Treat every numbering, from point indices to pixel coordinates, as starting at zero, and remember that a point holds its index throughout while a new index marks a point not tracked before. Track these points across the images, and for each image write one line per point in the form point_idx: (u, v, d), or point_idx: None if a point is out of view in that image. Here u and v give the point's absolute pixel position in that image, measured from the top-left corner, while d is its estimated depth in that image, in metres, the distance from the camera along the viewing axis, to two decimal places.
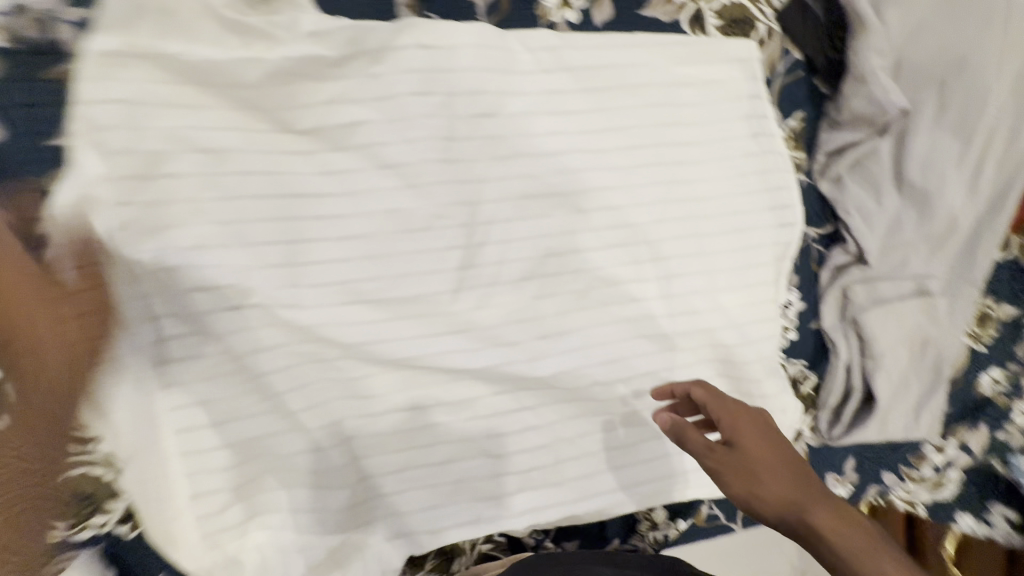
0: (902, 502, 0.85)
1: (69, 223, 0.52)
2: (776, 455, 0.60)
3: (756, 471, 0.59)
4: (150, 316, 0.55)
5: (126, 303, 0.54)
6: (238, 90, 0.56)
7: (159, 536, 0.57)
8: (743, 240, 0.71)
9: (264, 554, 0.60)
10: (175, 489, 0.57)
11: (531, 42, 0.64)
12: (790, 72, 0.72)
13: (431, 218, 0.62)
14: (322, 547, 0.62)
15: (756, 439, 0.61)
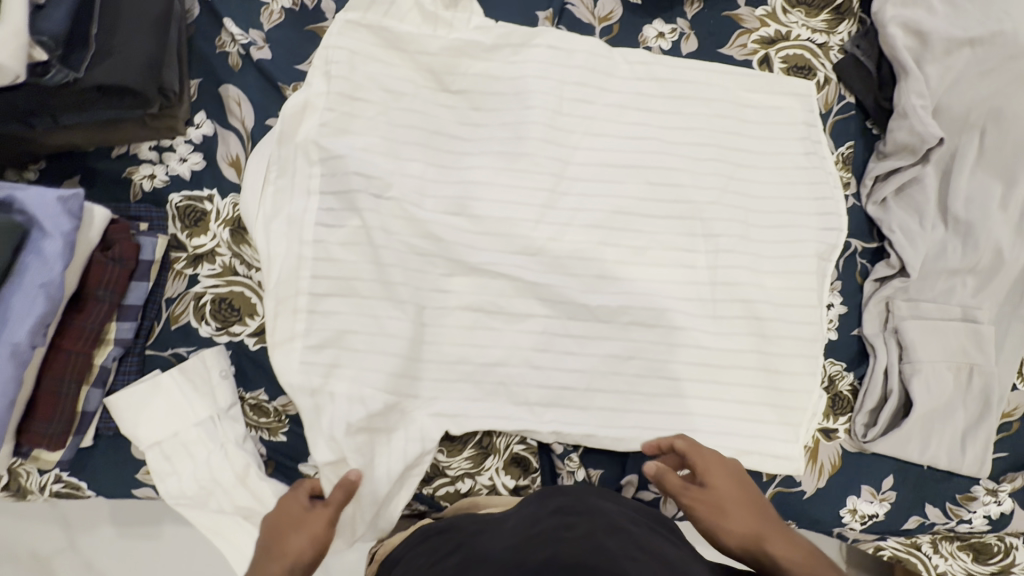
0: None
1: (291, 111, 0.75)
2: (743, 498, 0.68)
3: (726, 511, 0.67)
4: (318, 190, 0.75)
5: (313, 175, 0.75)
6: (422, 55, 0.80)
7: (277, 352, 0.72)
8: (788, 234, 0.82)
9: (340, 397, 0.72)
10: (295, 320, 0.73)
11: (631, 57, 0.84)
12: (843, 111, 0.87)
13: (531, 165, 0.80)
14: (381, 405, 0.72)
15: (724, 483, 0.68)
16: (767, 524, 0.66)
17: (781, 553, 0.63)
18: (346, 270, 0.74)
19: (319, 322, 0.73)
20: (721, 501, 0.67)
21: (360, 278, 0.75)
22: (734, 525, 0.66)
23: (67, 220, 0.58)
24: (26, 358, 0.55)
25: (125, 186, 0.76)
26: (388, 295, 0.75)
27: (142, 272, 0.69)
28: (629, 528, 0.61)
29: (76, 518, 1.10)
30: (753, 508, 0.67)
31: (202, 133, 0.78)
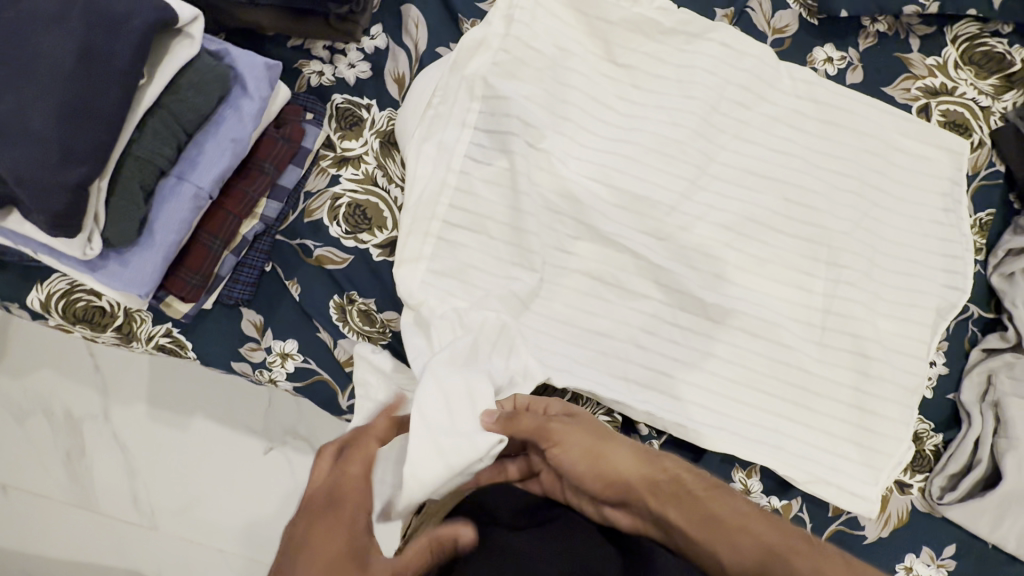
0: None
1: (471, 45, 0.78)
2: (620, 446, 0.62)
3: (600, 466, 0.60)
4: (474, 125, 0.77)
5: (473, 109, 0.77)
6: (600, 22, 0.81)
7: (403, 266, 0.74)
8: (911, 283, 0.81)
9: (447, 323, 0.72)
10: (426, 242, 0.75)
11: (796, 74, 0.85)
12: (989, 178, 0.87)
13: (678, 152, 0.81)
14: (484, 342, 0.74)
15: (584, 436, 0.61)
16: (656, 475, 0.60)
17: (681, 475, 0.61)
18: (484, 207, 0.76)
19: (447, 249, 0.76)
20: (592, 458, 0.60)
21: (493, 217, 0.77)
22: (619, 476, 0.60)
23: (267, 87, 0.61)
24: (203, 203, 0.60)
25: (294, 76, 0.78)
26: (517, 239, 0.76)
27: (299, 158, 0.74)
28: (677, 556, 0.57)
29: (116, 378, 1.07)
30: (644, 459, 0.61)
31: (375, 45, 0.79)
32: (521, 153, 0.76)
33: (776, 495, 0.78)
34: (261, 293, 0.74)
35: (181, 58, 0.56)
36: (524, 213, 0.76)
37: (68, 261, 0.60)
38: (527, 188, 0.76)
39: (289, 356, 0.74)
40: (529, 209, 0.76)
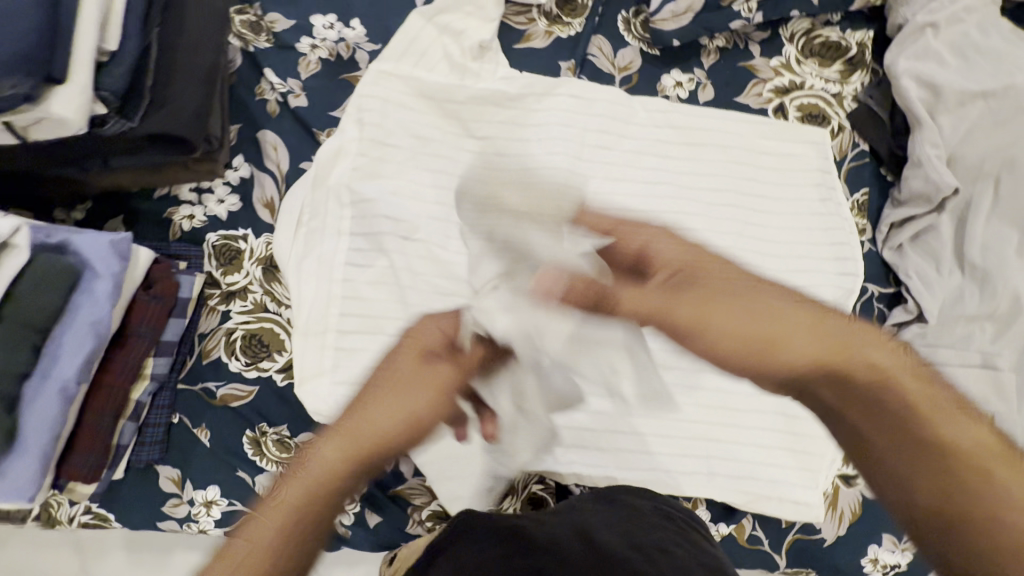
0: None
1: (327, 157, 0.80)
2: (810, 331, 0.53)
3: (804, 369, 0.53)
4: (343, 231, 0.79)
5: (339, 213, 0.79)
6: (450, 105, 0.84)
7: (305, 383, 0.74)
8: (804, 278, 0.83)
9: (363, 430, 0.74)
10: (323, 354, 0.76)
11: (650, 106, 0.88)
12: (858, 158, 0.89)
13: (552, 208, 0.82)
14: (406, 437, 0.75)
15: (738, 307, 0.55)
16: (792, 325, 0.53)
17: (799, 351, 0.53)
18: (375, 307, 0.78)
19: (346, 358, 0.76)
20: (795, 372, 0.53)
21: (386, 315, 0.78)
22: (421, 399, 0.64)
23: (116, 261, 0.61)
24: (73, 395, 0.58)
25: (165, 225, 0.79)
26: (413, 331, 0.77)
27: (179, 309, 0.72)
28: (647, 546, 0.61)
29: None
30: (833, 356, 0.52)
31: (239, 175, 0.82)
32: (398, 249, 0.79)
33: (723, 521, 0.78)
34: (173, 446, 0.74)
35: (12, 265, 0.55)
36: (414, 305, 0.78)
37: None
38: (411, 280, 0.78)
39: (214, 503, 0.73)
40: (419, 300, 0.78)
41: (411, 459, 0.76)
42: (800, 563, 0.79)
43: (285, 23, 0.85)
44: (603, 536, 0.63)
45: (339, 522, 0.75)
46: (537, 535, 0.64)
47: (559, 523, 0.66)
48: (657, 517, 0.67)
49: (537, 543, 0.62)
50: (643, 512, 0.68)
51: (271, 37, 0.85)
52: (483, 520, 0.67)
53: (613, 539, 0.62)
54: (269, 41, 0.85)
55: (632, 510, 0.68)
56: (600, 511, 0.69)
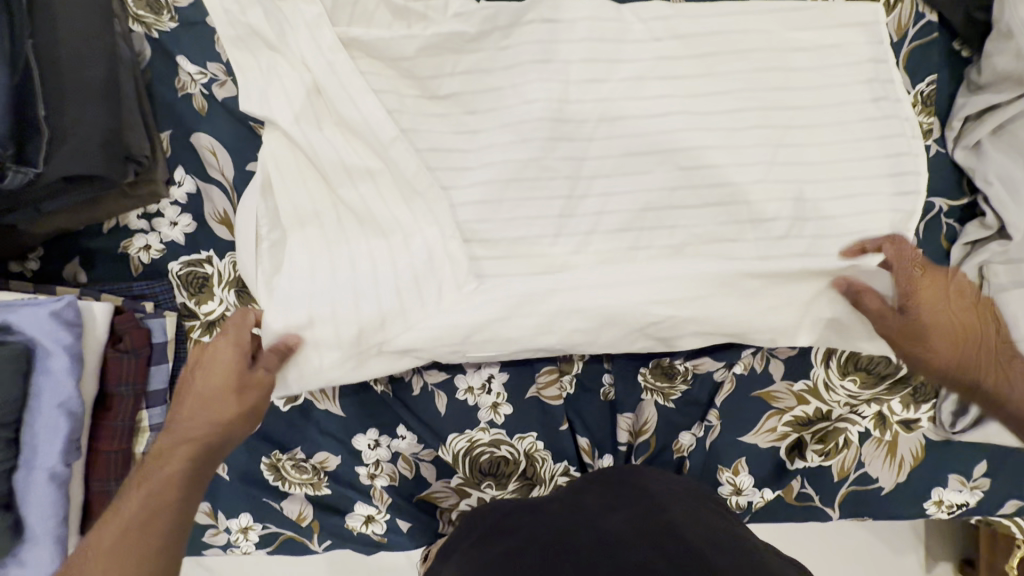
0: None
1: (295, 141, 0.67)
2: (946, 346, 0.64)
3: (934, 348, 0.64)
4: (297, 221, 0.67)
5: (295, 198, 0.67)
6: (401, 62, 0.69)
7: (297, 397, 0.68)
8: (855, 206, 0.69)
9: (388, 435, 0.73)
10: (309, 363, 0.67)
11: (645, 13, 0.70)
12: (922, 35, 0.70)
13: (541, 170, 0.70)
14: (429, 438, 0.73)
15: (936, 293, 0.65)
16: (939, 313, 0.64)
17: (926, 326, 0.64)
18: (322, 308, 0.65)
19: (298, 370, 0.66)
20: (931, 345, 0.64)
21: (335, 317, 0.65)
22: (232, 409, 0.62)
23: (65, 333, 0.56)
24: (63, 477, 0.57)
25: (123, 261, 0.72)
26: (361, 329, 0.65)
27: (159, 355, 0.68)
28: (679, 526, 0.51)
29: None
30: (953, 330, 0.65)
31: (185, 191, 0.72)
32: (402, 225, 0.68)
33: (769, 487, 0.73)
34: None
35: None
36: (404, 291, 0.66)
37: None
38: (414, 260, 0.67)
39: (250, 528, 0.74)
40: (415, 286, 0.67)
41: (436, 462, 0.73)
42: (855, 513, 0.74)
43: None
44: (608, 527, 0.52)
45: (373, 531, 0.74)
46: (539, 528, 0.53)
47: (561, 510, 0.55)
48: (669, 498, 0.56)
49: (537, 538, 0.51)
50: (653, 492, 0.57)
51: (176, 14, 0.71)
52: (488, 513, 0.59)
53: (619, 528, 0.51)
54: (175, 19, 0.71)
55: (639, 490, 0.57)
56: (602, 493, 0.58)
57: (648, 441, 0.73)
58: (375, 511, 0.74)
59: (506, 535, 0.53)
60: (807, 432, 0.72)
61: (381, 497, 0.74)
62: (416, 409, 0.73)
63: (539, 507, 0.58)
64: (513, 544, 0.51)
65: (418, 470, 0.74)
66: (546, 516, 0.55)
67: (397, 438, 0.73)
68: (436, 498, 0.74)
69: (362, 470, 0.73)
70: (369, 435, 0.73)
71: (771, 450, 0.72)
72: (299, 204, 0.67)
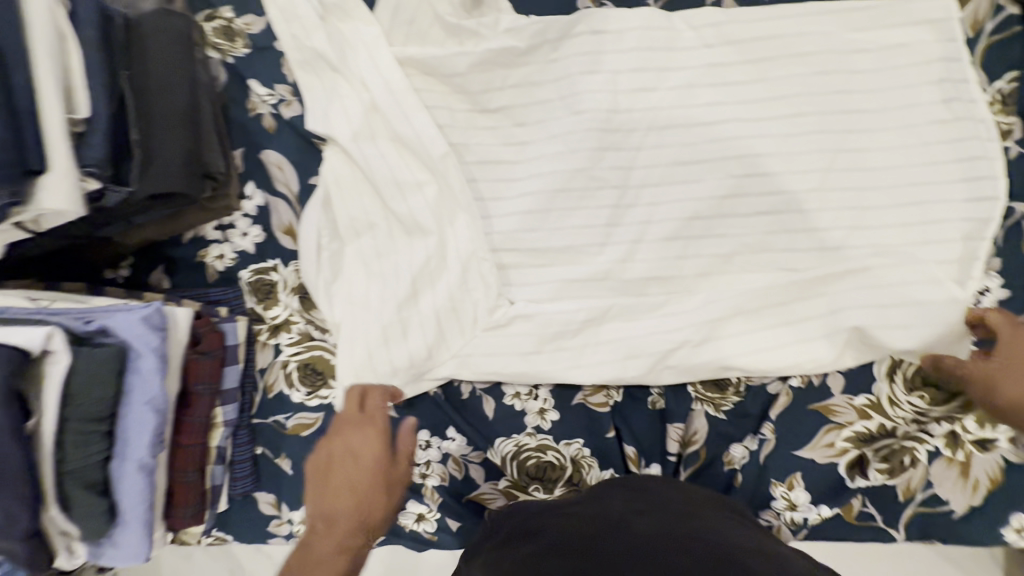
0: None
1: (352, 157, 0.71)
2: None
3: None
4: (354, 235, 0.72)
5: (352, 213, 0.72)
6: (453, 78, 0.72)
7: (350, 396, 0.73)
8: (919, 214, 0.66)
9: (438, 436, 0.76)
10: (365, 365, 0.72)
11: (695, 21, 0.70)
12: (1000, 29, 0.66)
13: (589, 181, 0.70)
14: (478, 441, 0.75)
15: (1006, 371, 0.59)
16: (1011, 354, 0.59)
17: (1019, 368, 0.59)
18: (376, 340, 0.71)
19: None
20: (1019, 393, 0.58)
21: (402, 342, 0.71)
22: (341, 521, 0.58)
23: (153, 336, 0.62)
24: (149, 467, 0.63)
25: (200, 269, 0.78)
26: (403, 360, 0.71)
27: (231, 355, 0.73)
28: (723, 538, 0.50)
29: None
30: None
31: (255, 205, 0.77)
32: (445, 240, 0.71)
33: (826, 504, 0.70)
34: (263, 477, 0.78)
35: (58, 373, 0.57)
36: (443, 316, 0.71)
37: (66, 560, 0.65)
38: (460, 272, 0.71)
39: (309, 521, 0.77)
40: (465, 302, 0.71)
41: (484, 464, 0.75)
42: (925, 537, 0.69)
43: (262, 23, 0.76)
44: (634, 533, 0.51)
45: (424, 530, 0.77)
46: (560, 533, 0.52)
47: (586, 514, 0.55)
48: (718, 517, 0.55)
49: (561, 542, 0.50)
50: (692, 503, 0.57)
51: (249, 41, 0.76)
52: (511, 515, 0.60)
53: (650, 536, 0.50)
54: (247, 46, 0.76)
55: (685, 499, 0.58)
56: (651, 495, 0.58)
57: (697, 451, 0.72)
58: (426, 509, 0.77)
59: (533, 536, 0.53)
60: (869, 448, 0.69)
61: (432, 496, 0.76)
62: (466, 412, 0.75)
63: (566, 509, 0.57)
64: (536, 546, 0.50)
65: (467, 471, 0.76)
66: (571, 519, 0.55)
67: (447, 439, 0.75)
68: (483, 500, 0.76)
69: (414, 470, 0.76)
70: (421, 436, 0.76)
71: (830, 465, 0.69)
72: (355, 219, 0.72)
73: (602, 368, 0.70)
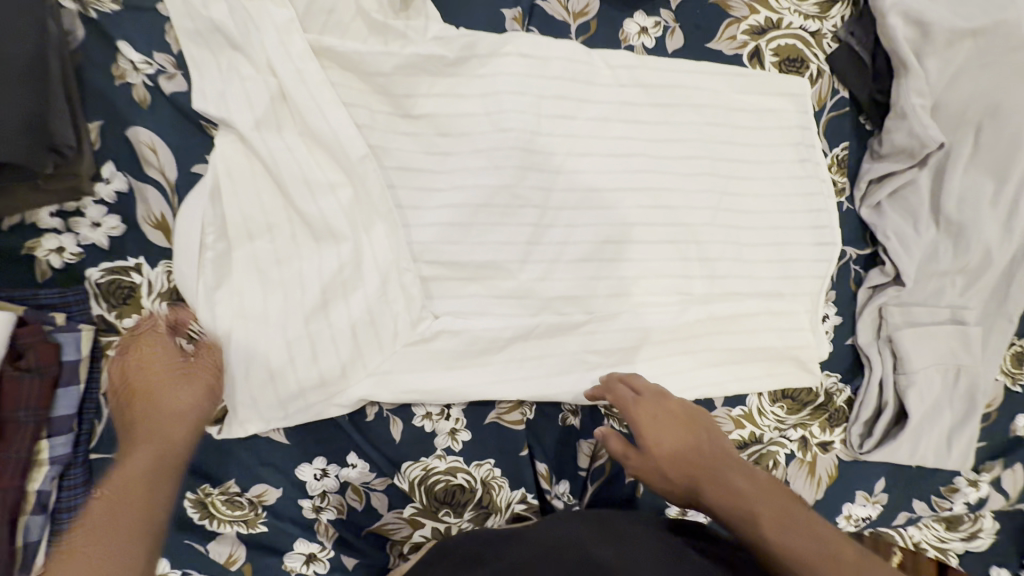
0: (936, 550, 0.85)
1: (252, 147, 0.63)
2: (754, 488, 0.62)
3: (735, 500, 0.62)
4: (247, 236, 0.63)
5: (247, 210, 0.63)
6: (376, 78, 0.68)
7: (236, 423, 0.63)
8: (782, 252, 0.79)
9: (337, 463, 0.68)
10: (257, 387, 0.63)
11: (613, 60, 0.75)
12: (837, 107, 0.82)
13: (512, 198, 0.71)
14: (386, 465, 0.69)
15: (664, 414, 0.68)
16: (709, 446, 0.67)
17: (675, 450, 0.66)
18: (280, 358, 0.63)
19: (248, 415, 0.63)
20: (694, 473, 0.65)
21: (303, 360, 0.63)
22: (188, 394, 0.61)
23: None
24: None
25: (26, 264, 0.62)
26: (303, 379, 0.63)
27: (68, 375, 0.60)
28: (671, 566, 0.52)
29: None
30: (779, 498, 0.62)
31: (114, 190, 0.64)
32: (360, 249, 0.66)
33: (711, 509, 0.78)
34: None
35: None
36: (361, 329, 0.65)
37: None
38: (372, 283, 0.66)
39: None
40: (378, 316, 0.66)
41: (391, 491, 0.69)
42: None
43: None
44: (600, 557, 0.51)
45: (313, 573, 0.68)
46: (519, 553, 0.52)
47: (547, 535, 0.55)
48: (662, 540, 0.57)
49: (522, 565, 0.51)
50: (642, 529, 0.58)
51: None
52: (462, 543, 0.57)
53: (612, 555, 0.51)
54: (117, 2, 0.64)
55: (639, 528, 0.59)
56: (607, 523, 0.59)
57: (603, 465, 0.75)
58: (318, 548, 0.68)
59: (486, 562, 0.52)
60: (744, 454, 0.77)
61: (326, 532, 0.68)
62: (369, 436, 0.69)
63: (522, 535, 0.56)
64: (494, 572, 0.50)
65: (369, 501, 0.69)
66: (533, 539, 0.55)
67: (347, 466, 0.68)
68: (388, 531, 0.70)
69: (306, 504, 0.68)
70: (315, 465, 0.67)
71: None
72: (249, 219, 0.63)
73: (519, 387, 0.70)
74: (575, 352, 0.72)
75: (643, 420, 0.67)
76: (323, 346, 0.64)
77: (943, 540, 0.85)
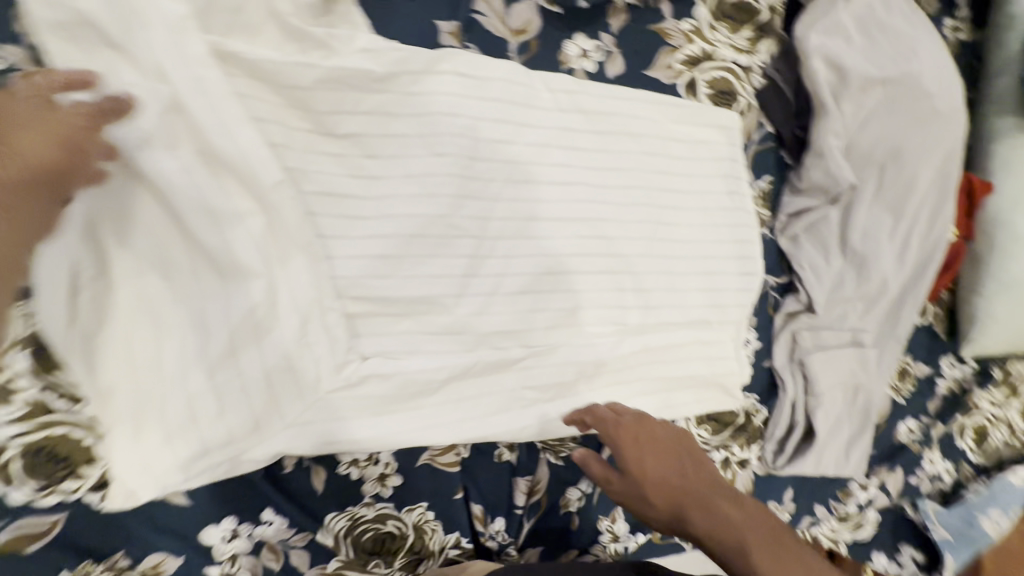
0: (828, 540, 0.94)
1: (134, 167, 0.53)
2: (730, 503, 0.65)
3: (718, 524, 0.63)
4: (139, 272, 0.54)
5: (136, 242, 0.54)
6: (293, 90, 0.60)
7: (121, 492, 0.54)
8: (711, 281, 0.81)
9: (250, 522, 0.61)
10: (147, 449, 0.54)
11: (553, 84, 0.72)
12: (763, 141, 0.85)
13: (447, 229, 0.66)
14: (309, 519, 0.64)
15: (647, 438, 0.68)
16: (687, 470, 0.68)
17: (659, 477, 0.66)
18: (181, 412, 0.55)
19: (134, 484, 0.54)
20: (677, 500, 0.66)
21: (208, 413, 0.56)
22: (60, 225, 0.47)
23: None
24: None
25: None
26: (207, 436, 0.56)
27: None
28: None
29: None
30: (758, 518, 0.65)
31: None
32: (273, 287, 0.58)
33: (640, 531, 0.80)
34: None
35: None
36: (276, 376, 0.58)
37: None
38: (289, 325, 0.59)
39: None
40: (297, 360, 0.59)
41: (314, 546, 0.64)
42: None
43: None
44: None
45: None
46: None
47: None
48: None
49: None
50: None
51: None
52: None
53: None
54: None
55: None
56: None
57: (539, 500, 0.74)
58: None
59: None
60: None
61: None
62: (290, 490, 0.63)
63: None
64: None
65: (288, 559, 0.63)
66: None
67: (262, 524, 0.62)
68: None
69: (215, 570, 0.60)
70: (224, 526, 0.60)
71: None
72: (136, 252, 0.54)
73: (454, 429, 0.66)
74: (512, 388, 0.70)
75: (628, 445, 0.66)
76: (233, 395, 0.57)
77: (836, 533, 0.94)
